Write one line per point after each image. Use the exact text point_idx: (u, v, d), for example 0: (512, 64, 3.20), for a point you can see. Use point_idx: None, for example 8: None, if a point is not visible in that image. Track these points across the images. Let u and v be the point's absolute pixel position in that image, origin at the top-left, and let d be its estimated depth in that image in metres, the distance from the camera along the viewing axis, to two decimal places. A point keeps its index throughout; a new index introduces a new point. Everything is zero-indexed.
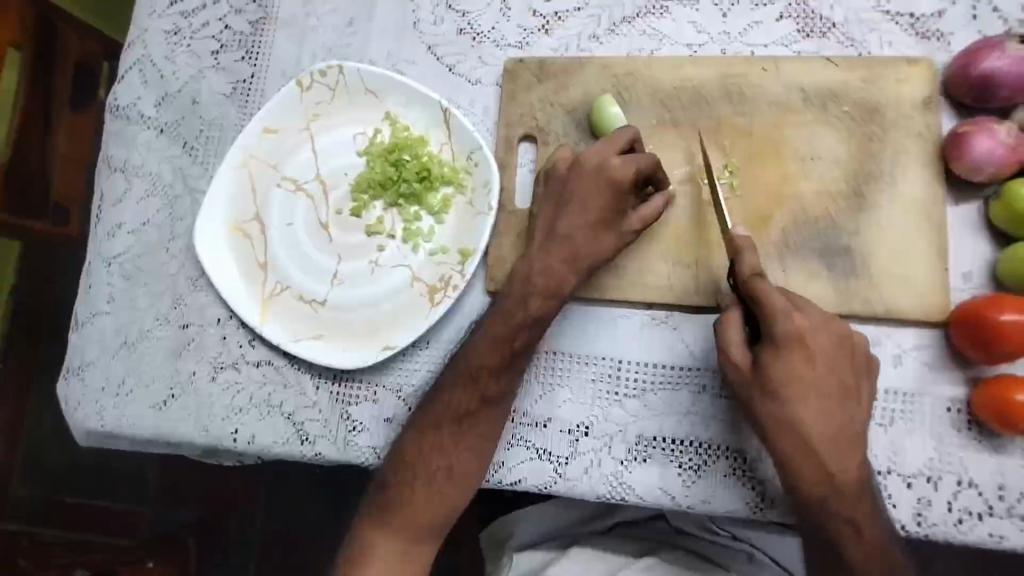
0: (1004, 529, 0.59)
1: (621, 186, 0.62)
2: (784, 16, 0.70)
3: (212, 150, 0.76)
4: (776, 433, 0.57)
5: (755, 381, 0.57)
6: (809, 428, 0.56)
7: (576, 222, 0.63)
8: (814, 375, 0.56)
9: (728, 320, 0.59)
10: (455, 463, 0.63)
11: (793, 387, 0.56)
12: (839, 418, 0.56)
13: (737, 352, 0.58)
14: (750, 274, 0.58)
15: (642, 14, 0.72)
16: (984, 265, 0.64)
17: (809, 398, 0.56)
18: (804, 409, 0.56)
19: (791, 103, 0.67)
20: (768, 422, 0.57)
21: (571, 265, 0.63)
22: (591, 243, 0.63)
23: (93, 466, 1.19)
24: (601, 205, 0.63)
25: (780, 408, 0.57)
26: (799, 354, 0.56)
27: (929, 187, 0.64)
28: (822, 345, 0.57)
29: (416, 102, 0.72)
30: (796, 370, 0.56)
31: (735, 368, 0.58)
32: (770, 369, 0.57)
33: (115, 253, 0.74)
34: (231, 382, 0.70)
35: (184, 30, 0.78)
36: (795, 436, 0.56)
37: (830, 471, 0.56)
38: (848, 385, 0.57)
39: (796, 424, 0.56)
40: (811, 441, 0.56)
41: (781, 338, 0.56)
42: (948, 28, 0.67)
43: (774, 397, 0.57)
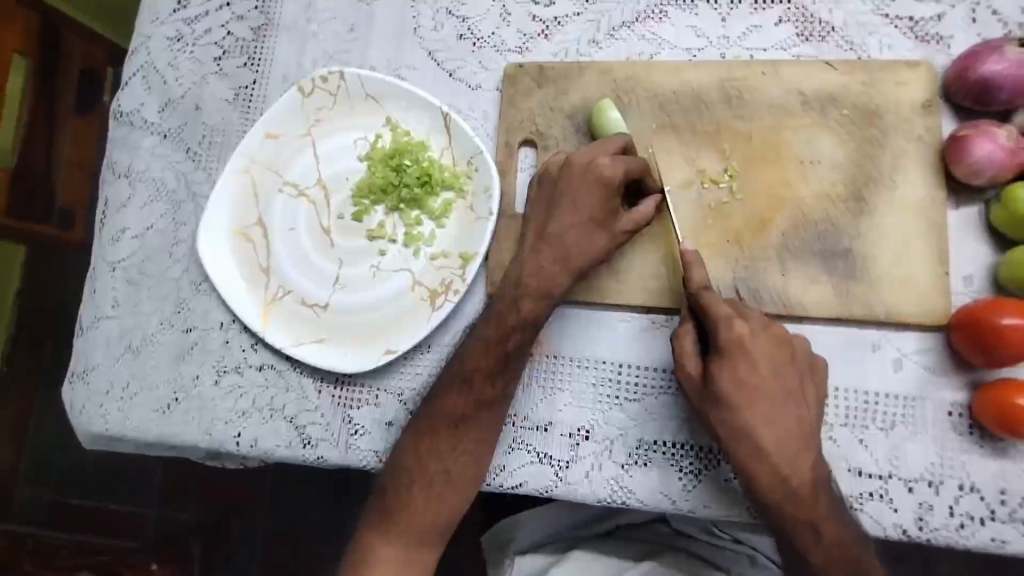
0: (1006, 534, 0.59)
1: (612, 185, 0.62)
2: (783, 20, 0.70)
3: (215, 155, 0.76)
4: (730, 439, 0.57)
5: (705, 390, 0.58)
6: (758, 433, 0.57)
7: (566, 223, 0.63)
8: (756, 379, 0.57)
9: (681, 334, 0.60)
10: (452, 467, 0.64)
11: (738, 394, 0.57)
12: (786, 421, 0.57)
13: (689, 363, 0.59)
14: (698, 287, 0.60)
15: (641, 19, 0.72)
16: (985, 268, 0.64)
17: (756, 403, 0.57)
18: (751, 415, 0.57)
19: (790, 107, 0.67)
20: (721, 429, 0.58)
21: (563, 267, 0.63)
22: (581, 245, 0.63)
23: (99, 468, 1.20)
24: (591, 204, 0.63)
25: (728, 415, 0.57)
26: (741, 361, 0.57)
27: (930, 190, 0.64)
28: (763, 351, 0.58)
29: (416, 107, 0.72)
30: (741, 376, 0.57)
31: (687, 378, 0.59)
32: (716, 376, 0.57)
33: (119, 258, 0.75)
34: (234, 386, 0.70)
35: (187, 37, 0.79)
36: (746, 442, 0.57)
37: (783, 469, 0.56)
38: (793, 388, 0.58)
39: (746, 429, 0.57)
40: (762, 445, 0.57)
41: (724, 345, 0.58)
42: (948, 31, 0.67)
43: (721, 404, 0.57)
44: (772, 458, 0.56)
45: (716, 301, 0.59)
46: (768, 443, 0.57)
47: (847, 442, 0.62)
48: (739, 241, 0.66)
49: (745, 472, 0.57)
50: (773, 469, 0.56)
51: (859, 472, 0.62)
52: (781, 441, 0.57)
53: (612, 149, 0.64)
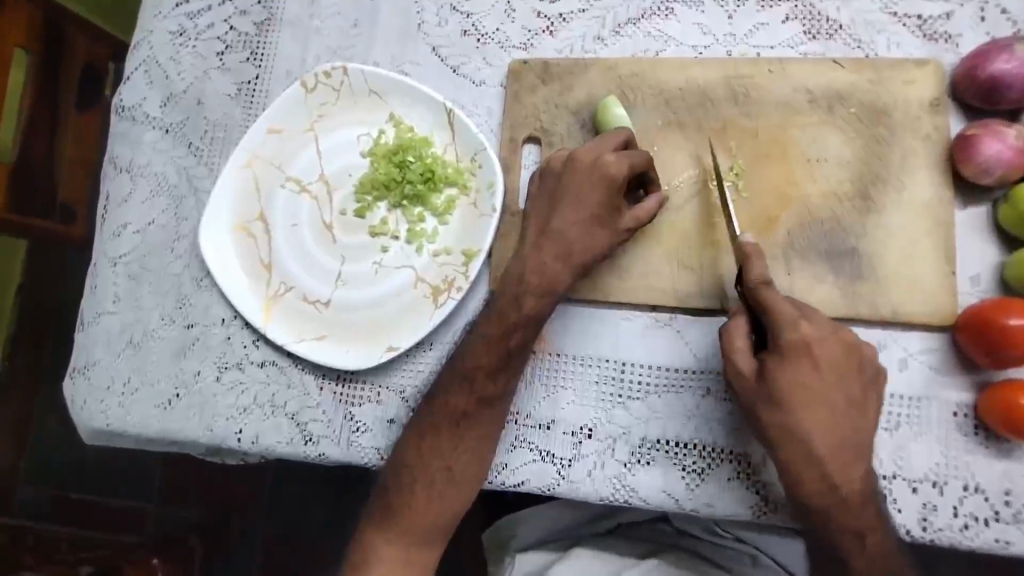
0: (1011, 535, 0.58)
1: (615, 180, 0.62)
2: (790, 18, 0.69)
3: (217, 150, 0.76)
4: (780, 445, 0.57)
5: (759, 390, 0.57)
6: (812, 438, 0.56)
7: (568, 219, 0.63)
8: (817, 383, 0.56)
9: (734, 328, 0.59)
10: (454, 464, 0.63)
11: (797, 396, 0.56)
12: (844, 427, 0.56)
13: (742, 362, 0.58)
14: (757, 282, 0.57)
15: (647, 15, 0.72)
16: (991, 268, 0.63)
17: (813, 406, 0.56)
18: (808, 419, 0.56)
19: (797, 105, 0.67)
20: (772, 431, 0.57)
21: (565, 263, 0.63)
22: (584, 242, 0.63)
23: (99, 464, 1.20)
24: (594, 200, 0.62)
25: (782, 417, 0.56)
26: (802, 363, 0.56)
27: (936, 189, 0.64)
28: (827, 355, 0.57)
29: (420, 103, 0.72)
30: (800, 378, 0.56)
31: (738, 376, 0.58)
32: (773, 377, 0.56)
33: (120, 253, 0.74)
34: (236, 382, 0.70)
35: (189, 31, 0.78)
36: (798, 447, 0.56)
37: (834, 478, 0.56)
38: (855, 397, 0.57)
39: (800, 432, 0.56)
40: (815, 452, 0.56)
41: (786, 346, 0.56)
42: (956, 29, 0.66)
43: (776, 405, 0.56)
44: (824, 465, 0.56)
45: (778, 299, 0.57)
46: (823, 451, 0.56)
47: None
48: (745, 239, 0.66)
49: (793, 478, 0.57)
50: (824, 477, 0.56)
51: None
52: (835, 450, 0.56)
53: (615, 142, 0.64)
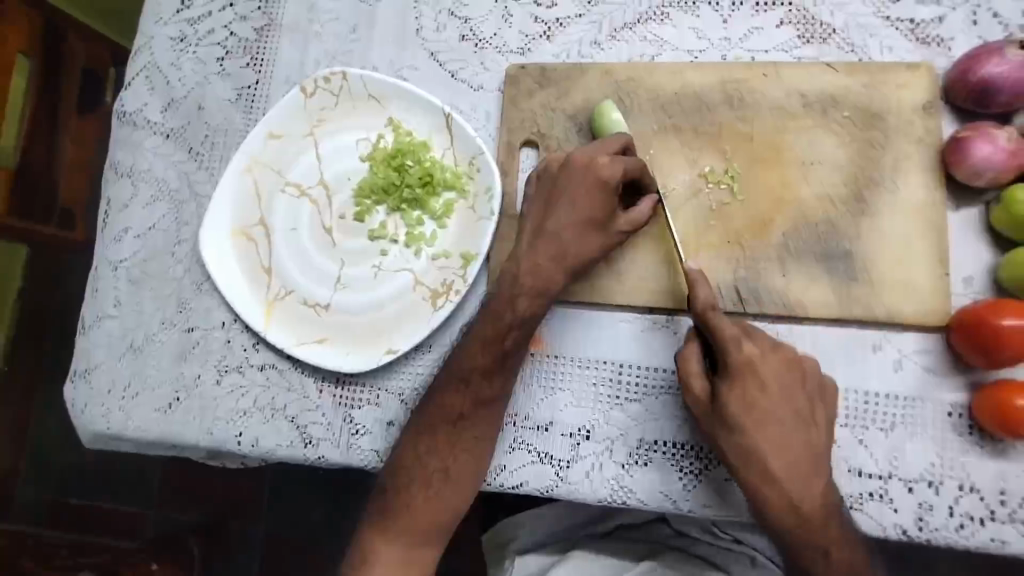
0: (1006, 534, 0.59)
1: (609, 185, 0.63)
2: (784, 22, 0.70)
3: (217, 155, 0.76)
4: (741, 466, 0.58)
5: (713, 412, 0.59)
6: (768, 459, 0.57)
7: (562, 221, 0.63)
8: (764, 402, 0.58)
9: (685, 356, 0.60)
10: (451, 465, 0.64)
11: (748, 419, 0.58)
12: (793, 442, 0.58)
13: (696, 388, 0.59)
14: (703, 309, 0.58)
15: (643, 20, 0.72)
16: (985, 269, 0.64)
17: (763, 425, 0.58)
18: (760, 441, 0.58)
19: (792, 109, 0.67)
20: (731, 452, 0.59)
21: (559, 264, 0.63)
22: (578, 243, 0.63)
23: (99, 467, 1.20)
24: (588, 204, 0.63)
25: (737, 439, 0.58)
26: (750, 382, 0.58)
27: (930, 191, 0.65)
28: (773, 374, 0.58)
29: (419, 108, 0.73)
30: (750, 399, 0.58)
31: (694, 400, 0.59)
32: (724, 400, 0.58)
33: (121, 258, 0.75)
34: (236, 385, 0.70)
35: (190, 37, 0.79)
36: (755, 466, 0.58)
37: (794, 495, 0.57)
38: (801, 410, 0.58)
39: (755, 454, 0.58)
40: (771, 471, 0.57)
41: (734, 370, 0.58)
42: (948, 33, 0.67)
43: (731, 428, 0.58)
44: (783, 483, 0.57)
45: (723, 323, 0.58)
46: (777, 468, 0.57)
47: (847, 443, 0.62)
48: (740, 242, 0.66)
49: (755, 492, 0.58)
50: (783, 492, 0.57)
51: (859, 473, 0.62)
52: (790, 468, 0.57)
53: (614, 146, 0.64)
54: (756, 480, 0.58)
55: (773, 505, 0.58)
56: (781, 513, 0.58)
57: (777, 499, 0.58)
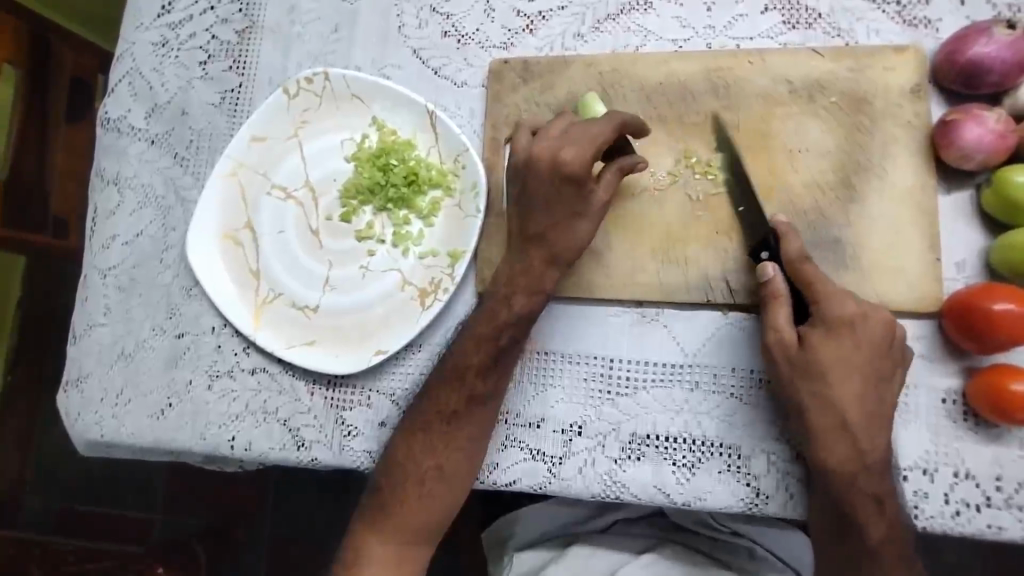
0: (1002, 520, 0.58)
1: (576, 179, 0.61)
2: (769, 8, 0.69)
3: (202, 160, 0.76)
4: (814, 412, 0.58)
5: (798, 358, 0.59)
6: (846, 408, 0.58)
7: (544, 221, 0.63)
8: (855, 357, 0.58)
9: (776, 299, 0.60)
10: (443, 463, 0.64)
11: (836, 368, 0.58)
12: (872, 397, 0.58)
13: (784, 327, 0.60)
14: (797, 256, 0.60)
15: (626, 10, 0.72)
16: (977, 254, 0.63)
17: (849, 376, 0.58)
18: (842, 387, 0.58)
19: (777, 96, 0.67)
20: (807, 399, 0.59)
21: (550, 264, 0.63)
22: (565, 240, 0.63)
23: (102, 472, 1.21)
24: (564, 202, 0.62)
25: (818, 386, 0.58)
26: (843, 338, 0.58)
27: (920, 176, 0.64)
28: (869, 333, 0.58)
29: (402, 107, 0.72)
30: (844, 351, 0.58)
31: (780, 342, 0.60)
32: (818, 349, 0.58)
33: (110, 265, 0.75)
34: (227, 390, 0.70)
35: (171, 42, 0.78)
36: (832, 413, 0.58)
37: (860, 443, 0.57)
38: (882, 371, 0.58)
39: (833, 401, 0.58)
40: (846, 420, 0.57)
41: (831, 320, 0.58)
42: (936, 14, 0.66)
43: (814, 375, 0.58)
44: (853, 430, 0.57)
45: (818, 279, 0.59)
46: (852, 417, 0.57)
47: None
48: (729, 233, 0.65)
49: (824, 443, 0.58)
50: (854, 443, 0.57)
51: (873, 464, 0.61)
52: (867, 416, 0.57)
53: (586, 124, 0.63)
54: (827, 431, 0.58)
55: (833, 455, 0.58)
56: (837, 467, 0.58)
57: (844, 452, 0.57)
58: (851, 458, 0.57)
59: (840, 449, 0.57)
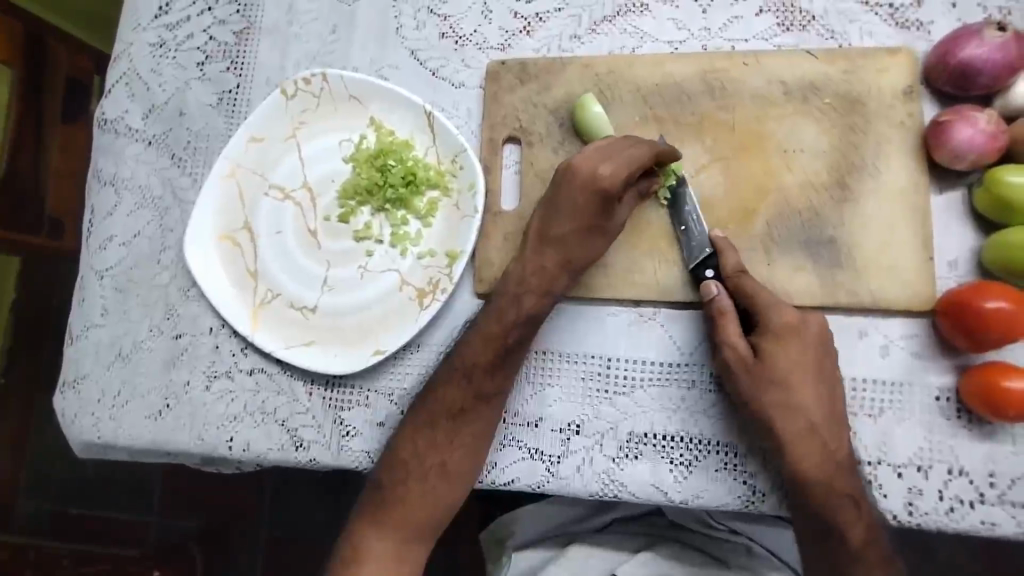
0: (995, 516, 0.59)
1: (609, 195, 0.62)
2: (764, 10, 0.70)
3: (200, 161, 0.76)
4: (781, 420, 0.61)
5: (756, 368, 0.61)
6: (811, 413, 0.60)
7: (566, 226, 0.64)
8: (807, 362, 0.61)
9: (723, 314, 0.62)
10: (448, 458, 0.65)
11: (793, 375, 0.61)
12: (829, 400, 0.61)
13: (737, 340, 0.62)
14: (735, 272, 0.63)
15: (622, 12, 0.72)
16: (970, 253, 0.64)
17: (805, 381, 0.61)
18: (804, 394, 0.60)
19: (772, 97, 0.67)
20: (772, 407, 0.61)
21: (564, 267, 0.64)
22: (581, 248, 0.64)
23: (96, 476, 1.20)
24: (589, 211, 0.63)
25: (779, 393, 0.61)
26: (791, 343, 0.61)
27: (912, 176, 0.64)
28: (811, 335, 0.61)
29: (400, 108, 0.72)
30: (794, 356, 0.61)
31: (736, 356, 0.61)
32: (773, 357, 0.61)
33: (107, 266, 0.75)
34: (224, 391, 0.70)
35: (169, 42, 0.78)
36: (800, 420, 0.60)
37: (829, 446, 0.60)
38: (826, 371, 0.61)
39: (798, 408, 0.60)
40: (813, 424, 0.60)
41: (776, 328, 0.61)
42: (928, 16, 0.67)
43: (774, 383, 0.61)
44: (822, 433, 0.60)
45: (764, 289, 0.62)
46: (820, 421, 0.60)
47: (869, 435, 0.62)
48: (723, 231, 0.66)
49: (793, 449, 0.60)
50: (823, 445, 0.60)
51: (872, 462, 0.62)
52: (831, 417, 0.60)
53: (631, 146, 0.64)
54: (798, 436, 0.60)
55: (811, 461, 0.60)
56: (815, 472, 0.59)
57: (818, 456, 0.60)
58: (824, 461, 0.60)
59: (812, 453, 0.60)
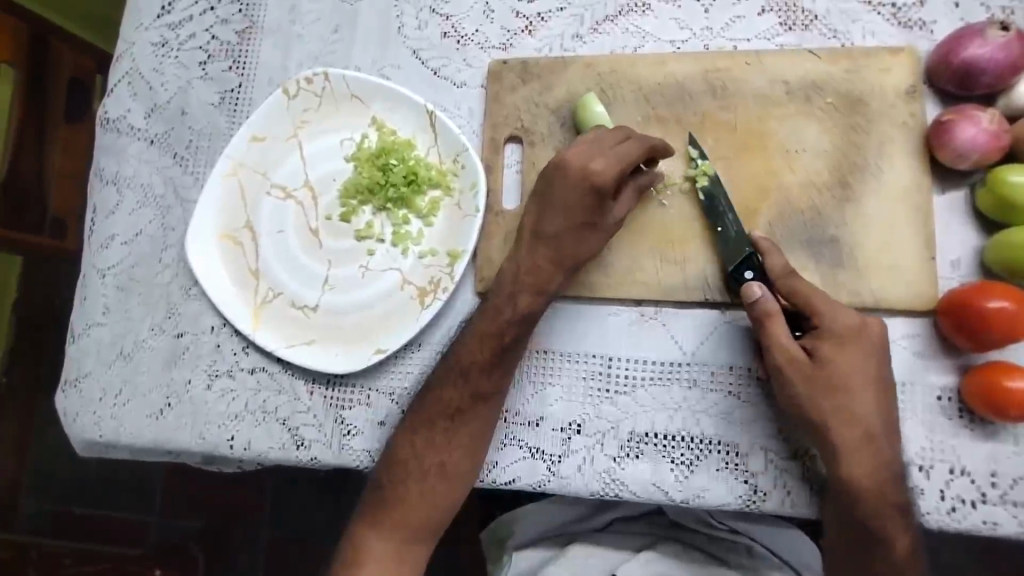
0: (998, 516, 0.59)
1: (603, 191, 0.62)
2: (766, 9, 0.70)
3: (202, 160, 0.76)
4: (839, 428, 0.58)
5: (813, 375, 0.59)
6: (868, 421, 0.58)
7: (560, 224, 0.63)
8: (865, 367, 0.58)
9: (773, 319, 0.59)
10: (447, 460, 0.65)
11: (852, 381, 0.58)
12: (886, 407, 0.58)
13: (791, 346, 0.59)
14: (783, 274, 0.60)
15: (624, 12, 0.72)
16: (972, 253, 0.64)
17: (864, 388, 0.58)
18: (862, 401, 0.58)
19: (774, 96, 0.67)
20: (832, 415, 0.58)
21: (558, 265, 0.64)
22: (576, 246, 0.64)
23: (97, 475, 1.20)
24: (581, 208, 0.63)
25: (837, 401, 0.58)
26: (850, 348, 0.58)
27: (914, 175, 0.64)
28: (871, 340, 0.59)
29: (402, 107, 0.73)
30: (852, 363, 0.58)
31: (790, 361, 0.59)
32: (830, 364, 0.58)
33: (109, 265, 0.75)
34: (226, 390, 0.70)
35: (171, 41, 0.79)
36: (860, 428, 0.58)
37: (885, 455, 0.58)
38: (881, 377, 0.59)
39: (857, 416, 0.58)
40: (871, 432, 0.58)
41: (833, 333, 0.59)
42: (930, 16, 0.67)
43: (832, 390, 0.58)
44: (879, 441, 0.58)
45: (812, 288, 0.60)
46: (877, 429, 0.58)
47: None
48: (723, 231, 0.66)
49: (849, 458, 0.58)
50: (879, 454, 0.58)
51: None
52: (886, 425, 0.58)
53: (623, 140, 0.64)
54: (856, 444, 0.58)
55: (862, 470, 0.57)
56: (872, 481, 0.57)
57: (873, 465, 0.57)
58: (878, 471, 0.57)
59: (867, 463, 0.57)
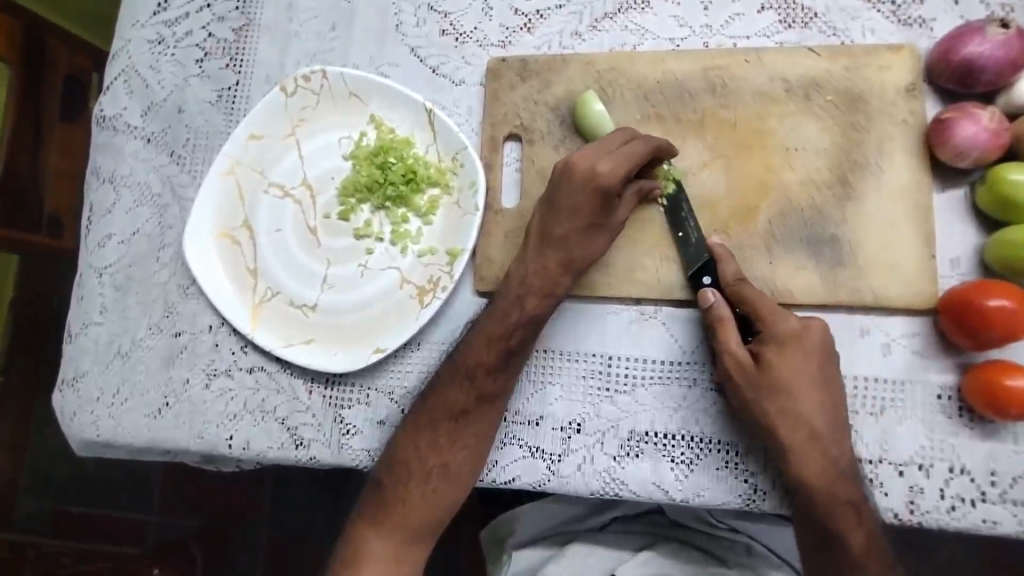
0: (996, 514, 0.59)
1: (611, 193, 0.62)
2: (765, 7, 0.69)
3: (199, 158, 0.76)
4: (783, 428, 0.60)
5: (756, 377, 0.60)
6: (812, 421, 0.59)
7: (567, 225, 0.63)
8: (810, 369, 0.60)
9: (724, 325, 0.61)
10: (450, 460, 0.65)
11: (796, 383, 0.60)
12: (832, 407, 0.60)
13: (736, 349, 0.61)
14: (734, 280, 0.62)
15: (623, 9, 0.72)
16: (972, 251, 0.64)
17: (808, 389, 0.60)
18: (806, 402, 0.59)
19: (774, 94, 0.67)
20: (776, 415, 0.60)
21: (567, 267, 0.64)
22: (583, 246, 0.64)
23: (96, 475, 1.20)
24: (589, 210, 0.63)
25: (782, 402, 0.60)
26: (794, 350, 0.60)
27: (914, 173, 0.64)
28: (816, 343, 0.60)
29: (400, 106, 0.72)
30: (798, 365, 0.60)
31: (735, 364, 0.61)
32: (775, 367, 0.60)
33: (106, 264, 0.74)
34: (224, 389, 0.70)
35: (168, 39, 0.78)
36: (804, 428, 0.59)
37: (831, 453, 0.59)
38: (828, 378, 0.60)
39: (801, 416, 0.59)
40: (815, 431, 0.59)
41: (779, 337, 0.60)
42: (930, 14, 0.67)
43: (775, 391, 0.60)
44: (823, 440, 0.59)
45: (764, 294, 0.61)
46: (822, 428, 0.59)
47: (869, 433, 0.62)
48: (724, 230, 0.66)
49: (793, 456, 0.59)
50: (824, 452, 0.59)
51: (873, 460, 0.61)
52: (832, 425, 0.59)
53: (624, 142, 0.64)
54: (800, 443, 0.59)
55: (808, 468, 0.59)
56: (819, 481, 0.59)
57: (817, 463, 0.59)
58: (825, 467, 0.59)
59: (814, 459, 0.59)
